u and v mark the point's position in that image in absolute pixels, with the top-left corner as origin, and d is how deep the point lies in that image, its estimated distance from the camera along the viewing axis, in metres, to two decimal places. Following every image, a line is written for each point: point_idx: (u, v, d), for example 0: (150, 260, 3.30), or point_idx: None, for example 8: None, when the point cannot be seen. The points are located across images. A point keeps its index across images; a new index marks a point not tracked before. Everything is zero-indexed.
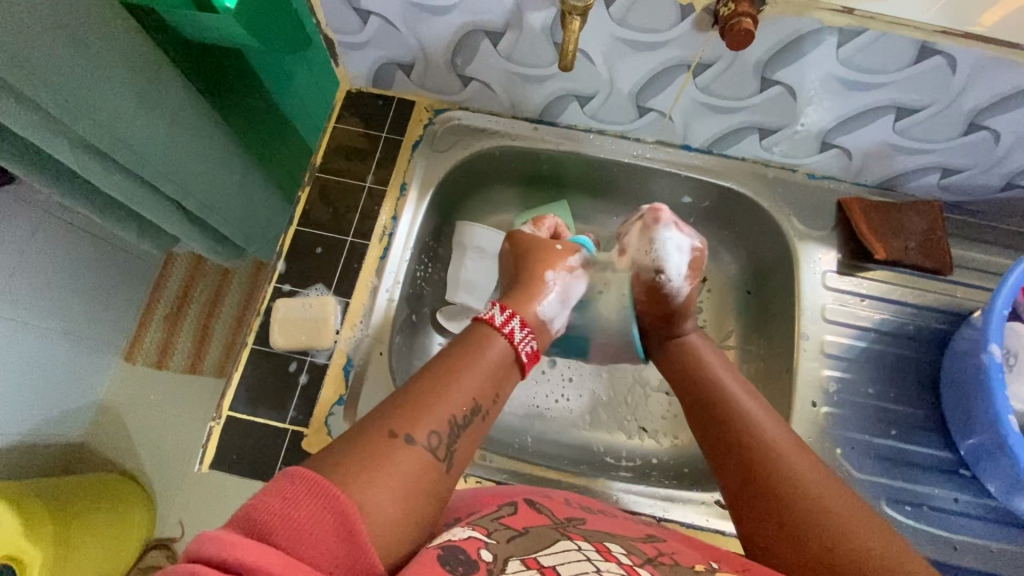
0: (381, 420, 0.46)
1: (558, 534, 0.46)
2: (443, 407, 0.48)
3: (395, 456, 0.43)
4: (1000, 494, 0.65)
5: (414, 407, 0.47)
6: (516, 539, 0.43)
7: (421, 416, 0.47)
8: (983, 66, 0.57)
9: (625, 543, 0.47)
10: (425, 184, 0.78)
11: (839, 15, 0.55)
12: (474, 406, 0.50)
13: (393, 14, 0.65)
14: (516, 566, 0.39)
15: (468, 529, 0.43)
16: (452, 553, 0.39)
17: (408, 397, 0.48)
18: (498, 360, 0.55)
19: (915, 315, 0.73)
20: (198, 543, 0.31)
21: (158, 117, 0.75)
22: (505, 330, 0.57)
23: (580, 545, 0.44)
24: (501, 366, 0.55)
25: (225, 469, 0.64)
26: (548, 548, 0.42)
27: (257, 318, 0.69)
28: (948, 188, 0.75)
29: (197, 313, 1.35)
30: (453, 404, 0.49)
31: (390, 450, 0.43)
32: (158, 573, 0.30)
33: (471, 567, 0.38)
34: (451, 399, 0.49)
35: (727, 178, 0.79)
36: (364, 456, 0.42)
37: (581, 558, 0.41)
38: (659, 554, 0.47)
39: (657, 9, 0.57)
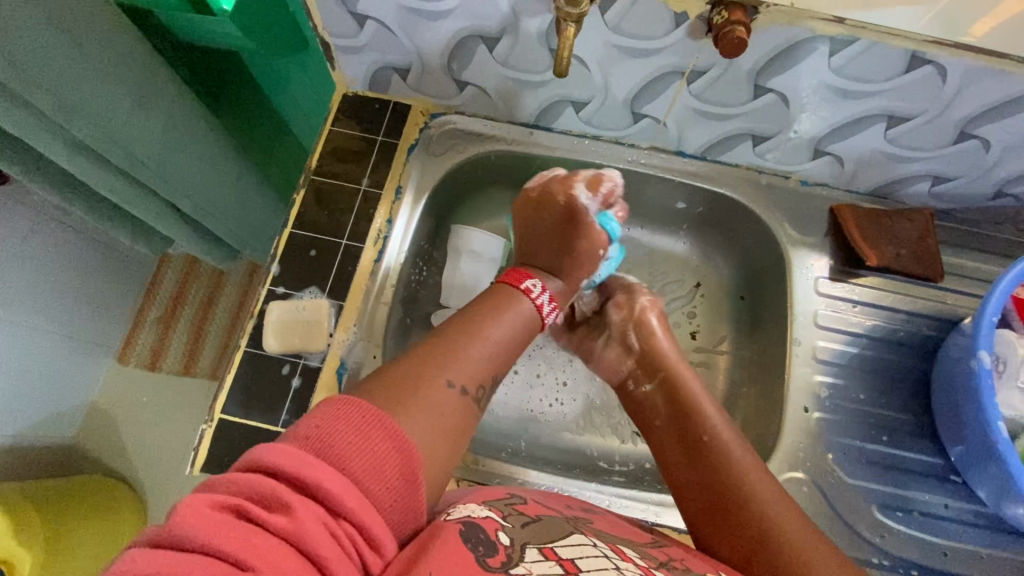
0: (427, 362, 0.49)
1: (570, 529, 0.46)
2: (476, 351, 0.52)
3: (440, 396, 0.46)
4: (991, 500, 0.65)
5: (449, 351, 0.51)
6: (530, 526, 0.44)
7: (460, 363, 0.50)
8: (971, 76, 0.57)
9: (637, 548, 0.48)
10: (420, 187, 0.78)
11: (832, 24, 0.55)
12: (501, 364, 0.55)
13: (389, 18, 0.65)
14: (534, 554, 0.39)
15: (486, 508, 0.45)
16: (474, 531, 0.40)
17: (439, 344, 0.51)
18: (526, 321, 0.58)
19: (907, 322, 0.74)
20: (280, 456, 0.35)
21: (152, 118, 0.75)
22: (535, 299, 0.60)
23: (594, 542, 0.44)
24: (528, 326, 0.59)
25: (217, 472, 0.64)
26: (562, 540, 0.43)
27: (251, 320, 0.69)
28: (939, 195, 0.76)
29: (191, 315, 1.34)
30: (486, 359, 0.53)
31: (430, 388, 0.46)
32: (239, 472, 0.34)
33: (491, 548, 0.39)
34: (484, 350, 0.53)
35: (721, 185, 0.80)
36: (405, 390, 0.45)
37: (597, 555, 0.42)
38: (670, 559, 0.48)
39: (652, 17, 0.58)
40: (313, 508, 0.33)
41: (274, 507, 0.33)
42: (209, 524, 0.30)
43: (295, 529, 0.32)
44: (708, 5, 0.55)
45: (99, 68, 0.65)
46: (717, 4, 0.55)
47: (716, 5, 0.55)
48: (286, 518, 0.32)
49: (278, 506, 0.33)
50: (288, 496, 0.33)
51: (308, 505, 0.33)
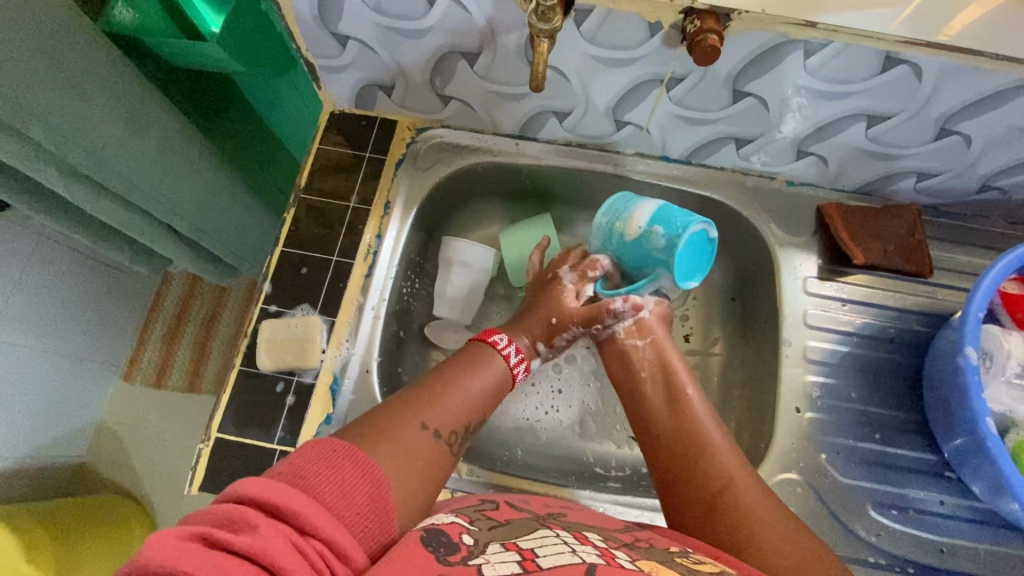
0: (405, 408, 0.55)
1: (538, 524, 0.48)
2: (460, 405, 0.58)
3: (416, 439, 0.52)
4: (985, 495, 0.64)
5: (435, 402, 0.57)
6: (496, 528, 0.46)
7: (442, 412, 0.56)
8: (948, 73, 0.58)
9: (603, 532, 0.50)
10: (409, 201, 0.79)
11: (804, 29, 0.56)
12: (481, 416, 0.61)
13: (370, 37, 0.66)
14: (496, 548, 0.42)
15: (453, 515, 0.47)
16: (435, 535, 0.43)
17: (430, 393, 0.58)
18: (499, 377, 0.65)
19: (897, 318, 0.74)
20: (249, 487, 0.38)
21: (145, 143, 0.76)
22: (505, 355, 0.67)
23: (558, 533, 0.47)
24: (501, 383, 0.65)
25: (214, 491, 0.65)
26: (526, 536, 0.45)
27: (244, 339, 0.70)
28: (925, 191, 0.76)
29: (195, 332, 1.36)
30: (466, 408, 0.59)
31: (416, 433, 0.53)
32: (210, 507, 0.37)
33: (453, 548, 0.41)
34: (465, 405, 0.59)
35: (706, 188, 0.80)
36: (394, 432, 0.51)
37: (557, 542, 0.44)
38: (635, 539, 0.50)
39: (627, 28, 0.59)
40: (277, 526, 0.36)
41: (240, 528, 0.35)
42: (175, 549, 0.33)
43: (257, 548, 0.34)
44: (681, 14, 0.56)
45: (91, 96, 0.67)
46: (690, 12, 0.55)
47: (688, 14, 0.56)
48: (250, 536, 0.35)
49: (244, 526, 0.35)
50: (252, 517, 0.36)
51: (276, 523, 0.36)
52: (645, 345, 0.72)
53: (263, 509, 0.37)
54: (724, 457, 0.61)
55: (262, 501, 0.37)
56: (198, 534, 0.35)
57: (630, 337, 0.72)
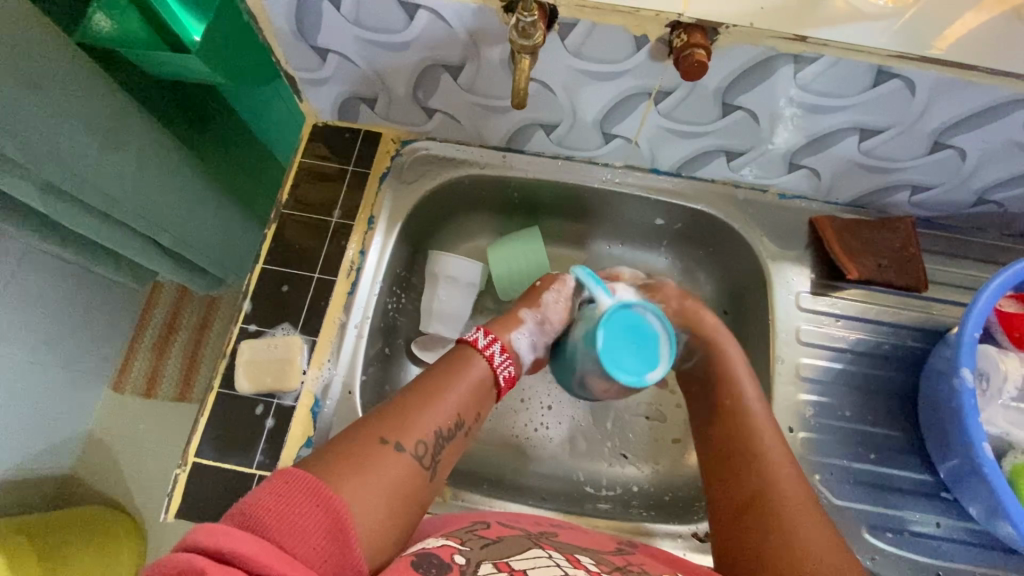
0: (370, 426, 0.53)
1: (530, 543, 0.48)
2: (430, 417, 0.56)
3: (382, 460, 0.50)
4: (982, 518, 0.63)
5: (401, 416, 0.55)
6: (489, 547, 0.46)
7: (410, 427, 0.54)
8: (942, 87, 0.56)
9: (595, 556, 0.49)
10: (394, 216, 0.78)
11: (794, 43, 0.54)
12: (457, 421, 0.58)
13: (350, 51, 0.65)
14: (487, 568, 0.41)
15: (444, 538, 0.47)
16: (426, 558, 0.42)
17: (398, 407, 0.56)
18: (478, 378, 0.61)
19: (891, 334, 0.73)
20: (196, 534, 0.37)
21: (124, 158, 0.74)
22: (486, 354, 0.63)
23: (550, 554, 0.46)
24: (481, 384, 0.62)
25: (192, 517, 0.63)
26: (519, 555, 0.45)
27: (223, 360, 0.68)
28: (919, 204, 0.74)
29: (185, 342, 1.34)
30: (439, 418, 0.56)
31: (381, 454, 0.51)
32: (160, 559, 0.37)
33: (445, 568, 0.41)
34: (439, 416, 0.56)
35: (697, 201, 0.78)
36: (356, 456, 0.50)
37: (550, 565, 0.44)
38: (628, 564, 0.49)
39: (613, 42, 0.57)
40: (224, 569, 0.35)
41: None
42: None
43: None
44: (667, 28, 0.55)
45: (64, 111, 0.65)
46: (677, 26, 0.54)
47: (675, 28, 0.54)
48: None
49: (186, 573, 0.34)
50: (198, 563, 0.35)
51: (219, 568, 0.35)
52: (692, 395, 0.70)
53: (207, 553, 0.36)
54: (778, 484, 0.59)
55: (206, 546, 0.36)
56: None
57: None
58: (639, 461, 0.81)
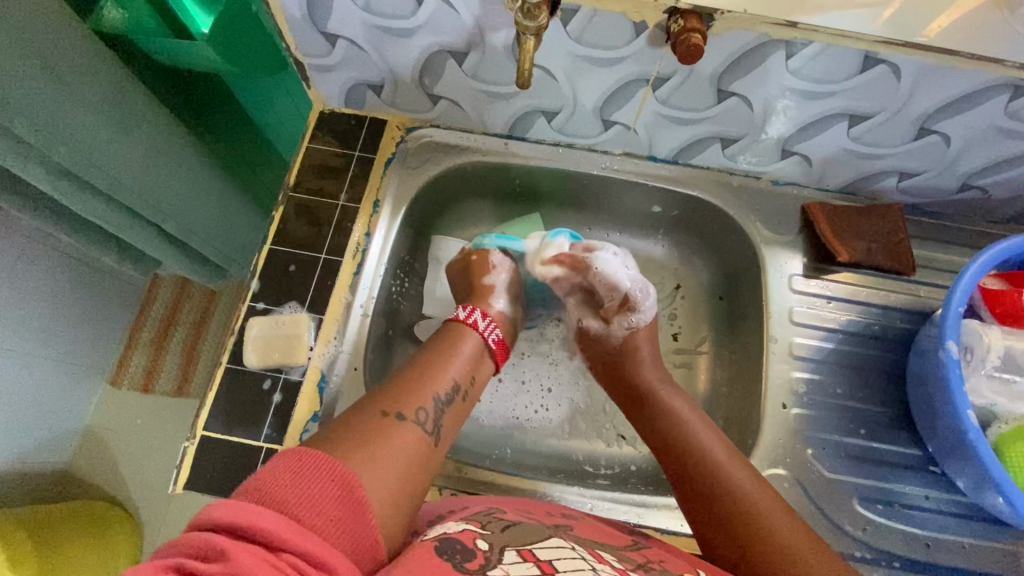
0: (373, 403, 0.55)
1: (550, 534, 0.49)
2: (428, 388, 0.58)
3: (388, 430, 0.52)
4: (970, 490, 0.65)
5: (401, 392, 0.57)
6: (510, 534, 0.47)
7: (409, 397, 0.56)
8: (925, 73, 0.59)
9: (615, 553, 0.50)
10: (398, 200, 0.79)
11: (785, 29, 0.57)
12: (455, 386, 0.61)
13: (359, 37, 0.67)
14: (513, 556, 0.42)
15: (464, 523, 0.47)
16: (450, 543, 0.42)
17: (397, 385, 0.58)
18: (472, 350, 0.66)
19: (881, 316, 0.75)
20: (213, 512, 0.36)
21: (134, 142, 0.76)
22: (469, 322, 0.68)
23: (573, 546, 0.47)
24: (475, 356, 0.66)
25: (199, 489, 0.64)
26: (542, 544, 0.45)
27: (231, 337, 0.70)
28: (907, 190, 0.77)
29: (183, 336, 1.34)
30: (436, 384, 0.59)
31: (386, 424, 0.52)
32: (178, 537, 0.36)
33: (469, 554, 0.41)
34: (435, 383, 0.59)
35: (693, 188, 0.81)
36: (365, 431, 0.50)
37: (575, 557, 0.44)
38: (646, 560, 0.50)
39: (612, 27, 0.59)
40: (247, 549, 0.34)
41: (209, 557, 0.34)
42: None
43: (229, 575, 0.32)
44: (666, 14, 0.57)
45: (77, 94, 0.66)
46: (675, 12, 0.56)
47: (672, 13, 0.57)
48: (220, 565, 0.33)
49: (211, 553, 0.34)
50: (219, 543, 0.34)
51: (242, 547, 0.34)
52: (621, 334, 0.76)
53: (229, 533, 0.35)
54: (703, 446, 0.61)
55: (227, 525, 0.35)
56: (163, 567, 0.33)
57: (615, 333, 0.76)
58: (637, 441, 0.82)
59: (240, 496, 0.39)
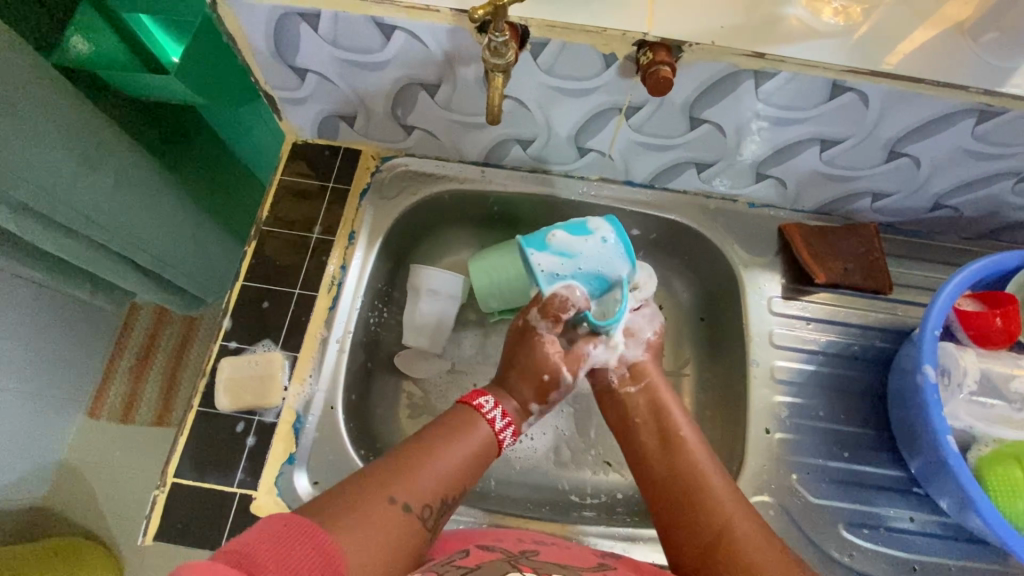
0: (381, 483, 0.53)
1: (507, 566, 0.48)
2: (437, 479, 0.56)
3: (385, 515, 0.51)
4: (953, 511, 0.65)
5: (413, 479, 0.55)
6: None
7: (419, 486, 0.55)
8: (893, 100, 0.60)
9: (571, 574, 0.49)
10: (374, 231, 0.78)
11: (753, 60, 0.57)
12: (463, 484, 0.59)
13: (329, 70, 0.66)
14: None
15: None
16: None
17: (410, 465, 0.56)
18: (485, 442, 0.63)
19: (860, 335, 0.75)
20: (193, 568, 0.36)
21: (101, 178, 0.74)
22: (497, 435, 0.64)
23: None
24: (487, 448, 0.63)
25: (170, 540, 0.62)
26: None
27: (202, 379, 0.68)
28: (882, 210, 0.78)
29: (163, 363, 1.32)
30: (453, 481, 0.58)
31: (386, 512, 0.51)
32: None
33: None
34: (442, 469, 0.57)
35: (670, 212, 0.81)
36: (359, 509, 0.50)
37: None
38: None
39: (583, 60, 0.59)
40: None
41: None
42: None
43: None
44: (635, 46, 0.57)
45: (37, 133, 0.64)
46: (643, 44, 0.57)
47: (641, 46, 0.57)
48: None
49: None
50: None
51: None
52: (639, 391, 0.71)
53: None
54: (693, 446, 0.65)
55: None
56: None
57: (624, 385, 0.72)
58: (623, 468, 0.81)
59: (217, 557, 0.39)
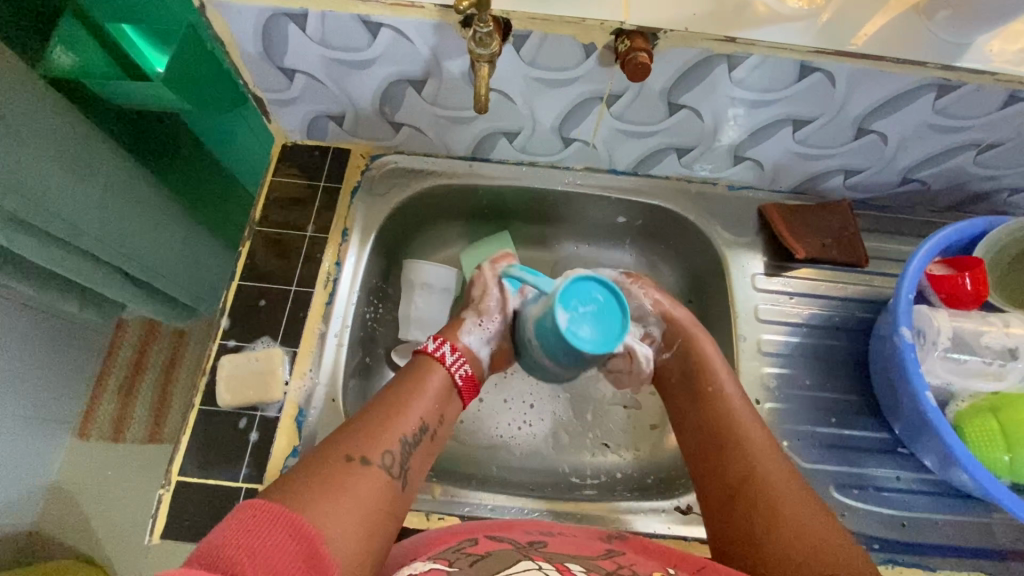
0: (338, 446, 0.56)
1: (520, 556, 0.49)
2: (394, 429, 0.59)
3: (351, 476, 0.53)
4: (937, 468, 0.68)
5: (370, 432, 0.58)
6: (476, 564, 0.47)
7: (376, 440, 0.57)
8: (858, 78, 0.63)
9: (585, 563, 0.50)
10: (367, 227, 0.80)
11: (725, 44, 0.60)
12: (422, 426, 0.62)
13: (317, 70, 0.68)
14: None
15: (431, 562, 0.48)
16: None
17: (364, 424, 0.59)
18: (440, 389, 0.66)
19: (841, 307, 0.78)
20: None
21: (90, 186, 0.74)
22: (440, 358, 0.68)
23: (540, 565, 0.47)
24: (443, 393, 0.66)
25: (177, 538, 0.62)
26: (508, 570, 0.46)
27: (202, 378, 0.69)
28: (854, 187, 0.81)
29: (154, 379, 1.30)
30: (403, 425, 0.60)
31: (350, 471, 0.53)
32: None
33: None
34: (402, 422, 0.60)
35: (654, 197, 0.84)
36: (328, 479, 0.52)
37: None
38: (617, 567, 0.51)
39: (563, 50, 0.62)
40: None
41: None
42: None
43: None
44: (613, 35, 0.60)
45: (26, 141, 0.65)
46: (620, 33, 0.59)
47: (619, 35, 0.59)
48: None
49: None
50: None
51: None
52: (673, 356, 0.77)
53: None
54: (735, 408, 0.69)
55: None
56: None
57: (661, 352, 0.78)
58: (620, 448, 0.83)
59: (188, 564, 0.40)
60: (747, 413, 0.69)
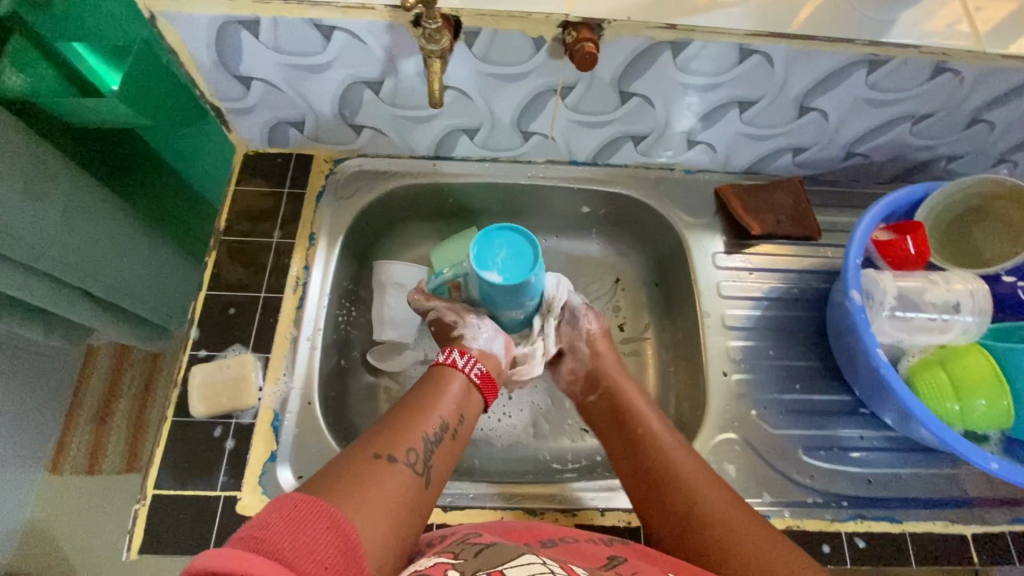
0: (364, 447, 0.56)
1: (525, 549, 0.50)
2: (416, 430, 0.59)
3: (380, 473, 0.53)
4: (897, 424, 0.71)
5: (394, 433, 0.58)
6: (481, 554, 0.47)
7: (399, 439, 0.58)
8: (793, 58, 0.66)
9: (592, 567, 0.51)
10: (333, 230, 0.80)
11: (666, 31, 0.63)
12: (444, 425, 0.62)
13: (273, 77, 0.69)
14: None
15: (437, 555, 0.48)
16: None
17: (389, 427, 0.59)
18: (460, 390, 0.66)
19: (798, 279, 0.81)
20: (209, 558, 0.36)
21: (48, 208, 0.72)
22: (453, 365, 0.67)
23: (544, 559, 0.47)
24: (463, 395, 0.66)
25: (156, 552, 0.61)
26: (512, 560, 0.46)
27: (174, 390, 0.68)
28: (803, 164, 0.85)
29: (126, 410, 1.14)
30: (424, 424, 0.60)
31: (377, 467, 0.54)
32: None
33: None
34: (424, 422, 0.61)
35: (615, 185, 0.86)
36: (354, 474, 0.52)
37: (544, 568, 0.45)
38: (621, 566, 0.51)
39: (513, 44, 0.64)
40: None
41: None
42: None
43: None
44: (560, 28, 0.62)
45: None
46: (567, 26, 0.61)
47: (566, 27, 0.62)
48: None
49: None
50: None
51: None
52: (599, 398, 0.77)
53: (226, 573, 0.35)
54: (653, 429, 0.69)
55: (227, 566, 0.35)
56: None
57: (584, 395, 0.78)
58: None
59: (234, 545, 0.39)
60: (668, 437, 0.69)
